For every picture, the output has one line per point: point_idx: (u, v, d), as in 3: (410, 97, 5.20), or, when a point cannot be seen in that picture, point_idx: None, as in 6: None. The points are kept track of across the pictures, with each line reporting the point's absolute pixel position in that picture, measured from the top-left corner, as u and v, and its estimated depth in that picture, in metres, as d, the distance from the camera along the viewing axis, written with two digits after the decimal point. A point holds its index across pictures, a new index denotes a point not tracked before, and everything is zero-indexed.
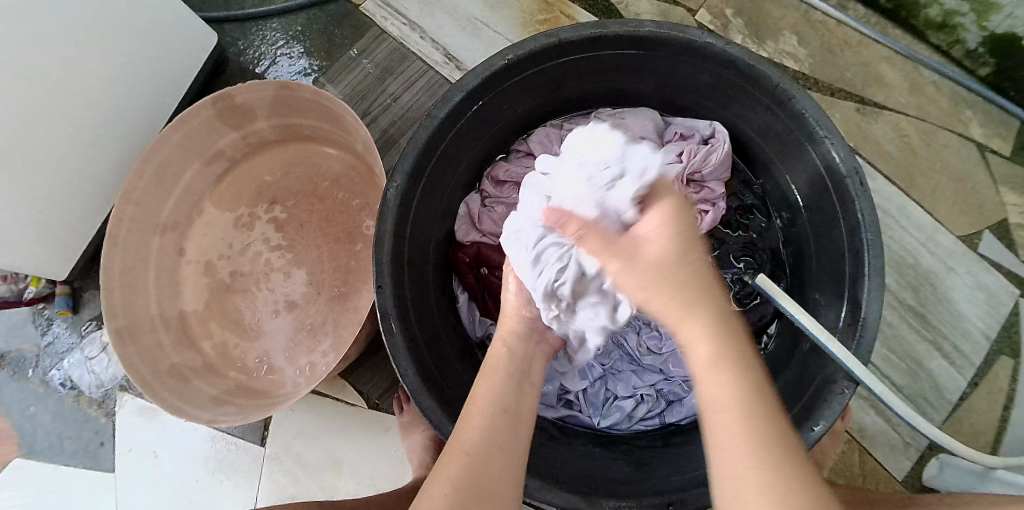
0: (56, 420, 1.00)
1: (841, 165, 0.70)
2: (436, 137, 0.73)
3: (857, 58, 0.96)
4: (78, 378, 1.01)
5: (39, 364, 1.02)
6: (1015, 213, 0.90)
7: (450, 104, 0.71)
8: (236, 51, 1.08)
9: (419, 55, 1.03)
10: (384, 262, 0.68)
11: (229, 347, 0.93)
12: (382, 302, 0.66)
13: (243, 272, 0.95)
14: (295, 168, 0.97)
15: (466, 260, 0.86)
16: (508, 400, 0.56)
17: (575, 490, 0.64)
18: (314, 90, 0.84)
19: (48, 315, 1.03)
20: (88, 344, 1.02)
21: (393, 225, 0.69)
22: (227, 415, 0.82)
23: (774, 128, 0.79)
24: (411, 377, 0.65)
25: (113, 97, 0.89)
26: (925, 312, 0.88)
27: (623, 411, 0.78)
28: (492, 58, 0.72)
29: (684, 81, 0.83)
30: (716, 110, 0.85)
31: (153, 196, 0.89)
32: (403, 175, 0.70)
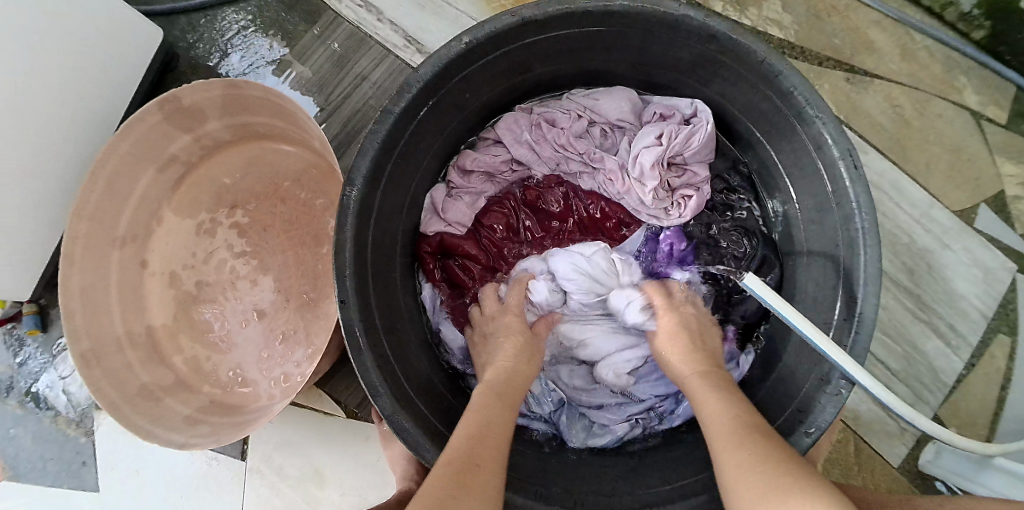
0: (34, 442, 0.97)
1: (834, 148, 0.66)
2: (395, 135, 0.68)
3: (845, 25, 0.91)
4: (54, 397, 0.97)
5: (13, 385, 0.98)
6: (1012, 185, 0.86)
7: (408, 97, 0.66)
8: (186, 45, 1.01)
9: (379, 41, 0.96)
10: (346, 275, 0.64)
11: (200, 360, 0.89)
12: (347, 318, 0.63)
13: (209, 282, 0.90)
14: (255, 168, 0.92)
15: (430, 251, 0.82)
16: (483, 436, 0.54)
17: (561, 505, 0.62)
18: (262, 87, 0.79)
19: (18, 334, 0.99)
20: (60, 362, 0.98)
21: (353, 233, 0.65)
22: (201, 436, 0.79)
23: (760, 107, 0.74)
24: (382, 398, 0.62)
25: (56, 105, 0.83)
26: (919, 291, 0.85)
27: (613, 432, 0.73)
28: (449, 43, 0.66)
29: (661, 57, 0.77)
30: (697, 87, 0.80)
31: (107, 208, 0.84)
32: (361, 177, 0.65)
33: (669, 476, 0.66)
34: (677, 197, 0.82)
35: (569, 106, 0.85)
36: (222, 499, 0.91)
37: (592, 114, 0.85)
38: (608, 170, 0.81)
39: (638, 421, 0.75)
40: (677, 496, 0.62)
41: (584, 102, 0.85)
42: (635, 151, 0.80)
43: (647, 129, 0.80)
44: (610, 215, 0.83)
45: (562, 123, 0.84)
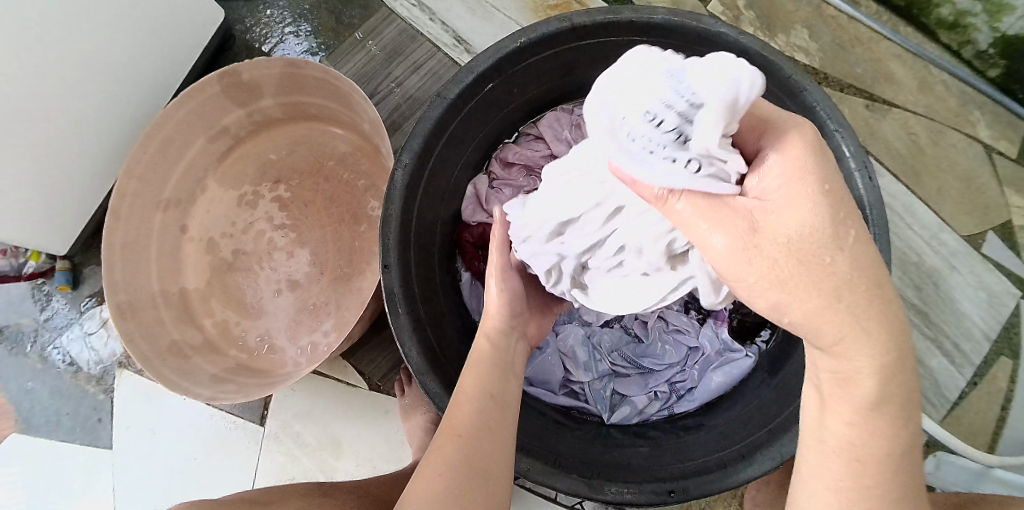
0: (53, 396, 0.99)
1: (851, 160, 0.70)
2: (446, 119, 0.73)
3: (867, 55, 0.96)
4: (78, 354, 1.00)
5: (38, 338, 1.01)
6: (1019, 215, 0.90)
7: (462, 85, 0.71)
8: (242, 28, 1.07)
9: (428, 37, 1.02)
10: (390, 243, 0.68)
11: (229, 325, 0.92)
12: (388, 282, 0.67)
13: (245, 251, 0.94)
14: (300, 147, 0.96)
15: (471, 240, 0.86)
16: (495, 385, 0.58)
17: (580, 474, 0.64)
18: (323, 68, 0.84)
19: (47, 289, 1.02)
20: (87, 320, 1.01)
21: (401, 205, 0.69)
22: (227, 393, 0.82)
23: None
24: (414, 358, 0.66)
25: (119, 70, 0.88)
26: (926, 309, 0.89)
27: (634, 405, 0.78)
28: (504, 41, 0.72)
29: None
30: None
31: (157, 171, 0.88)
32: (411, 155, 0.69)
33: (683, 457, 0.69)
34: None
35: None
36: (236, 464, 0.93)
37: None
38: None
39: (657, 397, 0.79)
40: (690, 474, 0.64)
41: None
42: None
43: None
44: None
45: None
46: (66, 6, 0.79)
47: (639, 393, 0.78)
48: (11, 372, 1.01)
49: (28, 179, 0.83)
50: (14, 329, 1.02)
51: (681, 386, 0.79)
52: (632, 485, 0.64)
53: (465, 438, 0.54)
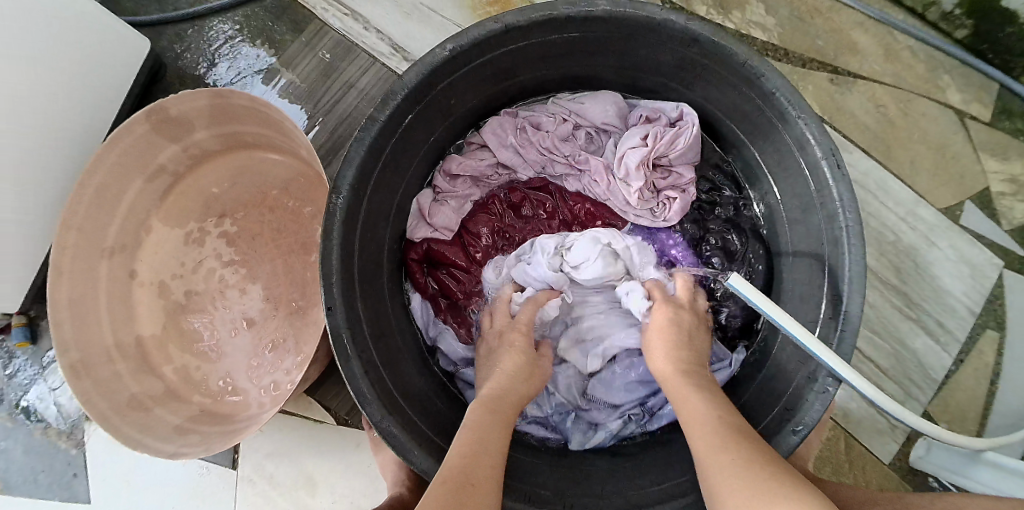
0: (24, 455, 0.97)
1: (816, 147, 0.66)
2: (380, 142, 0.68)
3: (828, 26, 0.92)
4: (44, 409, 0.97)
5: (2, 398, 0.98)
6: (996, 181, 0.87)
7: (393, 103, 0.66)
8: (174, 54, 1.01)
9: (366, 49, 0.97)
10: (333, 283, 0.64)
11: (190, 370, 0.89)
12: (334, 324, 0.63)
13: (198, 291, 0.91)
14: (242, 177, 0.92)
15: (417, 259, 0.82)
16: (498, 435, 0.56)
17: (550, 508, 0.61)
18: (250, 98, 0.80)
19: (6, 347, 0.99)
20: (51, 374, 0.98)
21: (339, 239, 0.65)
22: (191, 446, 0.78)
23: (743, 109, 0.75)
24: (369, 403, 0.62)
25: (45, 114, 0.83)
26: (906, 289, 0.85)
27: (608, 430, 0.74)
28: (432, 51, 0.67)
29: (644, 61, 0.78)
30: (682, 91, 0.81)
31: (95, 219, 0.84)
32: (347, 184, 0.65)
33: (661, 475, 0.66)
34: (661, 198, 0.82)
35: (554, 109, 0.86)
36: (214, 509, 0.90)
37: (577, 117, 0.85)
38: (593, 171, 0.82)
39: (631, 419, 0.75)
40: (666, 497, 0.62)
41: (570, 106, 0.85)
42: (621, 152, 0.80)
43: (632, 131, 0.81)
44: (595, 217, 0.84)
45: (547, 126, 0.85)
46: None
47: (613, 419, 0.74)
48: None
49: None
50: None
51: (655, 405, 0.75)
52: None
53: (459, 480, 0.49)
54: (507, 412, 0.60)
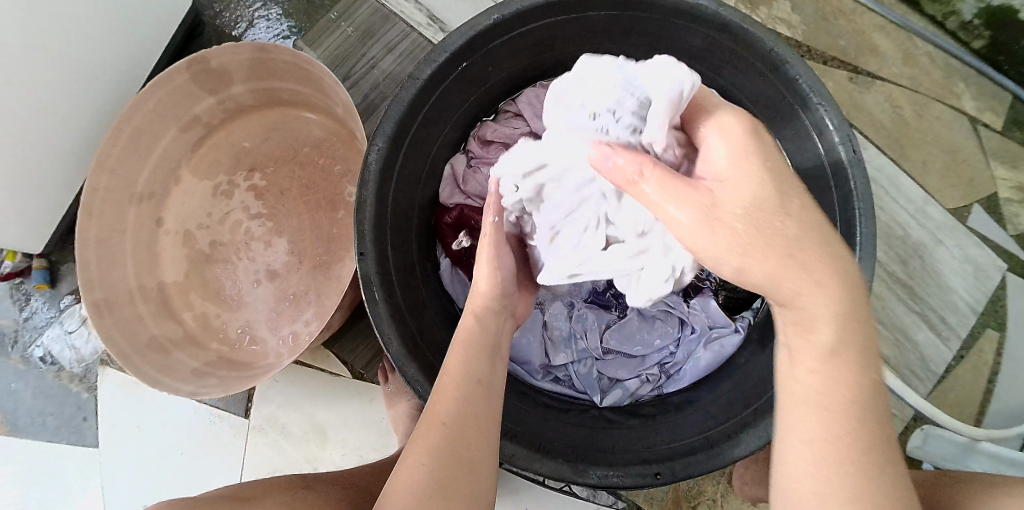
0: (35, 398, 0.97)
1: (835, 133, 0.70)
2: (420, 101, 0.71)
3: (850, 27, 0.95)
4: (58, 353, 0.98)
5: (18, 339, 0.98)
6: (1004, 187, 0.90)
7: (434, 65, 0.69)
8: (212, 13, 1.04)
9: (400, 17, 0.99)
10: (365, 230, 0.66)
11: (209, 318, 0.91)
12: (364, 270, 0.65)
13: (223, 242, 0.93)
14: (274, 133, 0.95)
15: (449, 221, 0.84)
16: (482, 371, 0.55)
17: (563, 457, 0.64)
18: (292, 52, 0.82)
19: (26, 289, 0.99)
20: (67, 317, 0.99)
21: (375, 190, 0.67)
22: (209, 388, 0.80)
23: (767, 96, 0.78)
24: (395, 346, 0.64)
25: (88, 59, 0.85)
26: (912, 284, 0.88)
27: (625, 388, 0.79)
28: (476, 18, 0.70)
29: (674, 46, 0.81)
30: (710, 78, 0.83)
31: (129, 163, 0.86)
32: (385, 138, 0.68)
33: (668, 439, 0.69)
34: None
35: None
36: (223, 456, 0.92)
37: None
38: None
39: (648, 379, 0.80)
40: (674, 456, 0.65)
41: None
42: None
43: None
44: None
45: None
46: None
47: (631, 377, 0.80)
48: None
49: None
50: None
51: (671, 367, 0.81)
52: (617, 468, 0.63)
53: (450, 422, 0.51)
54: (486, 341, 0.57)
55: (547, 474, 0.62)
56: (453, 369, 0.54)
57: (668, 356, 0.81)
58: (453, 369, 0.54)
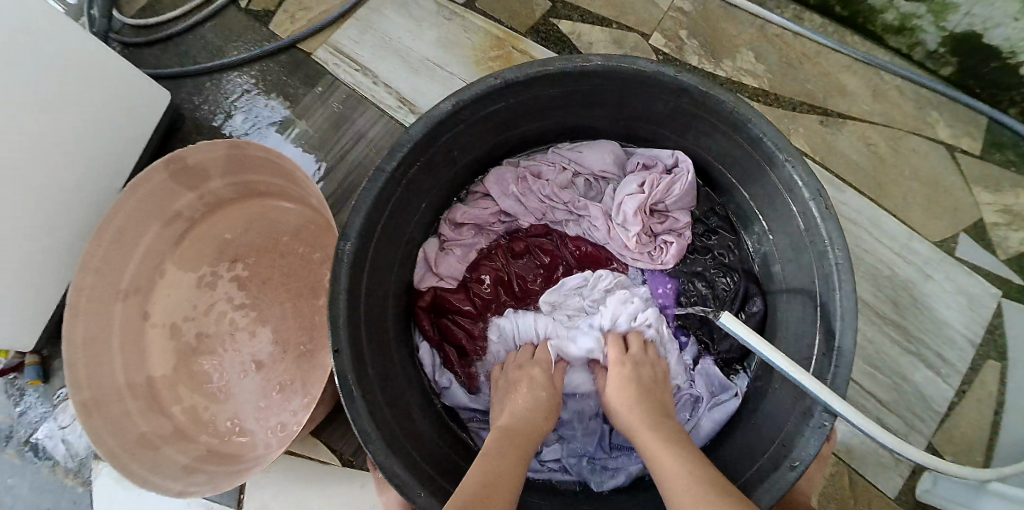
0: (31, 493, 0.98)
1: (803, 188, 0.69)
2: (387, 193, 0.72)
3: (816, 70, 0.98)
4: (53, 447, 0.98)
5: (13, 434, 0.99)
6: (989, 213, 0.89)
7: (398, 157, 0.70)
8: (190, 107, 1.07)
9: (373, 101, 1.04)
10: (340, 326, 0.66)
11: (199, 411, 0.91)
12: (340, 365, 0.65)
13: (209, 333, 0.94)
14: (254, 225, 0.98)
15: (424, 305, 0.85)
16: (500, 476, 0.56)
17: None
18: (266, 148, 0.86)
19: (19, 384, 1.01)
20: (60, 413, 0.99)
21: (347, 284, 0.67)
22: (198, 485, 0.79)
23: (735, 155, 0.79)
24: (373, 443, 0.63)
25: (69, 164, 0.87)
26: (905, 323, 0.85)
27: (625, 471, 0.77)
28: (437, 105, 0.71)
29: (639, 112, 0.82)
30: (676, 140, 0.85)
31: (114, 260, 0.88)
32: (354, 233, 0.68)
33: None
34: (658, 242, 0.86)
35: (555, 158, 0.91)
36: None
37: (576, 166, 0.90)
38: (592, 217, 0.86)
39: None
40: None
41: (569, 155, 0.91)
42: (619, 198, 0.85)
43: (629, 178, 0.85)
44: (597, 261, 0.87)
45: (547, 176, 0.89)
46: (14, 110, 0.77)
47: (636, 460, 0.78)
48: None
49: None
50: None
51: None
52: None
53: None
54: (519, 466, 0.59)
55: None
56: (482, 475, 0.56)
57: None
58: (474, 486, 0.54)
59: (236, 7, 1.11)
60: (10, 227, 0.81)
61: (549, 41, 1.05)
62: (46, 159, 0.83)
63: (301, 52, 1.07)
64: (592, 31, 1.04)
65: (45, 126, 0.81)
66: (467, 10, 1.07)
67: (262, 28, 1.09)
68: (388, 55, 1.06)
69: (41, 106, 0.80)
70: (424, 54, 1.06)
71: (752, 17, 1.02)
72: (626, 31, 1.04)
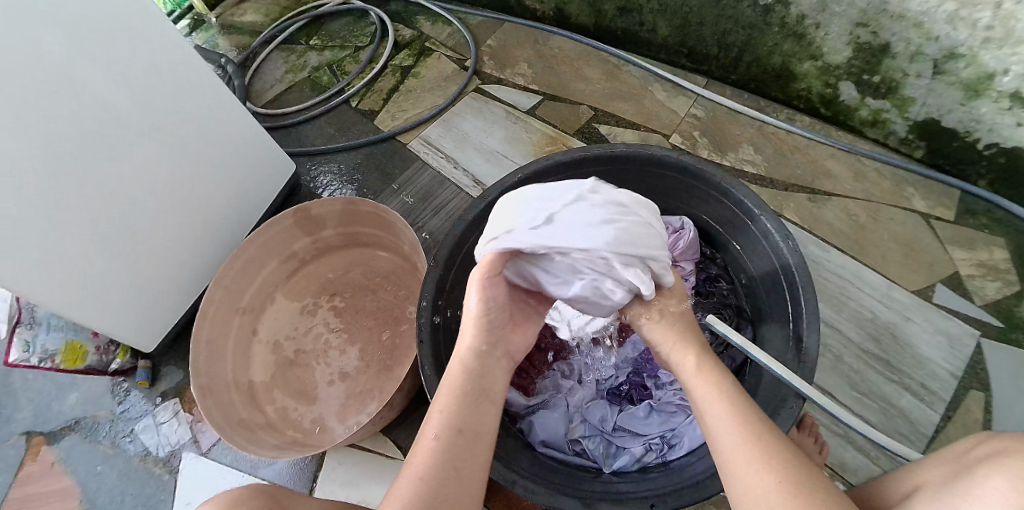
0: (119, 478, 1.12)
1: (775, 232, 0.91)
2: (463, 240, 0.99)
3: (806, 158, 1.19)
4: (147, 439, 1.15)
5: (113, 428, 1.17)
6: (964, 267, 1.03)
7: (475, 211, 0.98)
8: (308, 179, 1.39)
9: (454, 182, 1.32)
10: (424, 328, 0.92)
11: (289, 410, 1.11)
12: (423, 352, 0.90)
13: (305, 350, 1.17)
14: (354, 268, 1.24)
15: None
16: (463, 418, 0.66)
17: (577, 496, 0.82)
18: (375, 205, 1.14)
19: (126, 386, 1.21)
20: (160, 411, 1.18)
21: (431, 298, 0.94)
22: (288, 452, 1.00)
23: (727, 217, 1.01)
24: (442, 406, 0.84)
25: (214, 209, 1.17)
26: (888, 357, 0.97)
27: (631, 454, 0.93)
28: (507, 177, 1.00)
29: (654, 189, 1.06)
30: (683, 209, 1.07)
31: (238, 283, 1.15)
32: (442, 260, 0.96)
33: (673, 479, 0.84)
34: None
35: None
36: None
37: None
38: None
39: (653, 448, 0.94)
40: (667, 494, 0.80)
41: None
42: None
43: None
44: None
45: None
46: (195, 165, 1.09)
47: (637, 445, 0.94)
48: (83, 457, 1.15)
49: (137, 289, 1.07)
50: (89, 423, 1.18)
51: (675, 439, 0.93)
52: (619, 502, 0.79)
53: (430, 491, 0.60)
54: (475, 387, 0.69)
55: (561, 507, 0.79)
56: (444, 423, 0.65)
57: (674, 431, 0.94)
58: (439, 419, 0.66)
59: (347, 106, 1.48)
60: (166, 247, 1.09)
61: (587, 138, 1.32)
62: (201, 202, 1.13)
63: (398, 142, 1.40)
64: (623, 132, 1.31)
65: (208, 179, 1.13)
66: (527, 115, 1.38)
67: (369, 124, 1.44)
68: (466, 147, 1.36)
69: (208, 165, 1.12)
70: (494, 147, 1.35)
71: (752, 120, 1.26)
72: (651, 133, 1.29)
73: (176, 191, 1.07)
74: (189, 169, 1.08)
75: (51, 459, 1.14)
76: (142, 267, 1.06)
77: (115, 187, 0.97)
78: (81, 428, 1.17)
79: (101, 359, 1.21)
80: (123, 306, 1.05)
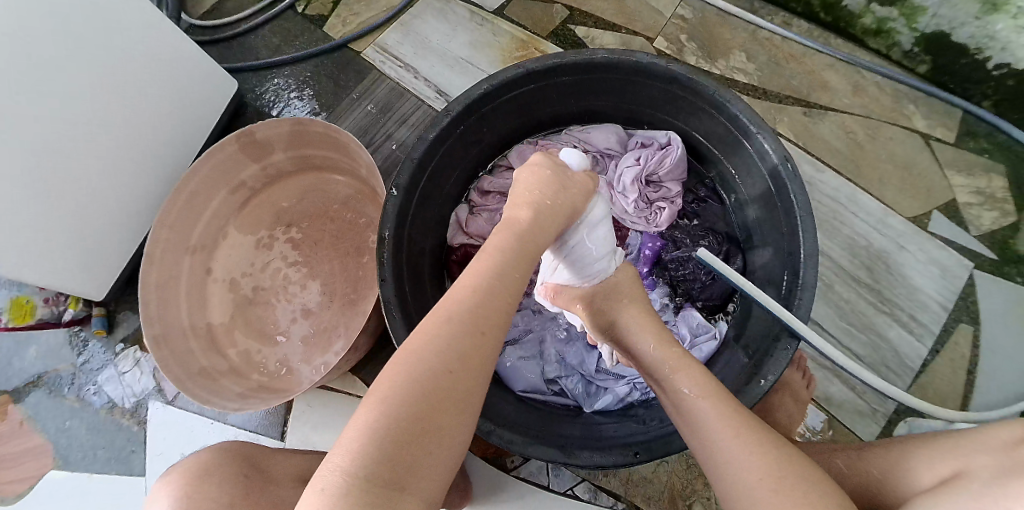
0: (87, 434, 1.06)
1: (773, 155, 0.80)
2: (428, 156, 0.83)
3: (802, 68, 1.09)
4: (112, 392, 1.08)
5: (75, 381, 1.09)
6: (962, 194, 0.99)
7: (438, 127, 0.82)
8: (253, 96, 1.23)
9: (414, 93, 1.19)
10: (384, 258, 0.79)
11: (252, 353, 1.04)
12: (385, 294, 0.77)
13: (264, 287, 1.08)
14: (310, 194, 1.12)
15: (456, 259, 0.98)
16: (474, 328, 0.53)
17: (554, 443, 0.76)
18: (325, 125, 1.01)
19: (83, 336, 1.11)
20: (121, 360, 1.09)
21: (392, 230, 0.80)
22: (251, 403, 0.93)
23: (720, 134, 0.90)
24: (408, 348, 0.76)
25: (149, 140, 1.01)
26: (879, 287, 0.95)
27: (614, 394, 0.90)
28: (470, 89, 0.82)
29: (639, 98, 0.93)
30: (670, 122, 0.96)
31: (185, 220, 1.03)
32: (400, 187, 0.81)
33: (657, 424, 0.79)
34: (654, 208, 0.99)
35: (566, 138, 1.02)
36: None
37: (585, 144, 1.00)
38: None
39: (636, 387, 0.90)
40: (652, 439, 0.76)
41: (579, 135, 1.01)
42: (620, 170, 0.98)
43: (628, 155, 0.98)
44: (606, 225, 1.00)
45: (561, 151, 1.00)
46: (120, 91, 0.93)
47: (620, 385, 0.91)
48: (49, 412, 1.08)
49: (71, 239, 0.94)
50: (53, 375, 1.09)
51: None
52: (600, 450, 0.75)
53: (424, 412, 0.49)
54: (500, 293, 0.56)
55: (540, 456, 0.74)
56: (451, 327, 0.53)
57: None
58: (445, 322, 0.53)
59: (293, 11, 1.29)
60: (99, 188, 0.95)
61: (563, 43, 1.18)
62: (135, 134, 0.98)
63: (351, 51, 1.24)
64: (603, 34, 1.17)
65: (138, 106, 0.97)
66: (495, 16, 1.22)
67: (317, 30, 1.26)
68: (428, 55, 1.21)
69: (134, 89, 0.95)
70: (458, 53, 1.20)
71: (745, 23, 1.13)
72: (634, 35, 1.16)
73: (100, 122, 0.92)
74: (112, 96, 0.92)
75: (19, 418, 1.07)
76: (74, 212, 0.93)
77: (27, 126, 0.83)
78: (45, 382, 1.09)
79: (52, 311, 1.11)
80: (59, 257, 0.93)
